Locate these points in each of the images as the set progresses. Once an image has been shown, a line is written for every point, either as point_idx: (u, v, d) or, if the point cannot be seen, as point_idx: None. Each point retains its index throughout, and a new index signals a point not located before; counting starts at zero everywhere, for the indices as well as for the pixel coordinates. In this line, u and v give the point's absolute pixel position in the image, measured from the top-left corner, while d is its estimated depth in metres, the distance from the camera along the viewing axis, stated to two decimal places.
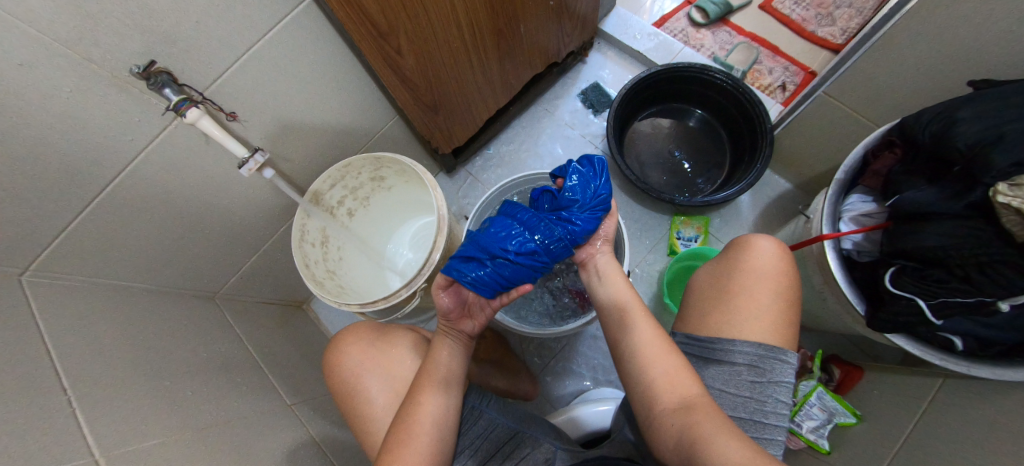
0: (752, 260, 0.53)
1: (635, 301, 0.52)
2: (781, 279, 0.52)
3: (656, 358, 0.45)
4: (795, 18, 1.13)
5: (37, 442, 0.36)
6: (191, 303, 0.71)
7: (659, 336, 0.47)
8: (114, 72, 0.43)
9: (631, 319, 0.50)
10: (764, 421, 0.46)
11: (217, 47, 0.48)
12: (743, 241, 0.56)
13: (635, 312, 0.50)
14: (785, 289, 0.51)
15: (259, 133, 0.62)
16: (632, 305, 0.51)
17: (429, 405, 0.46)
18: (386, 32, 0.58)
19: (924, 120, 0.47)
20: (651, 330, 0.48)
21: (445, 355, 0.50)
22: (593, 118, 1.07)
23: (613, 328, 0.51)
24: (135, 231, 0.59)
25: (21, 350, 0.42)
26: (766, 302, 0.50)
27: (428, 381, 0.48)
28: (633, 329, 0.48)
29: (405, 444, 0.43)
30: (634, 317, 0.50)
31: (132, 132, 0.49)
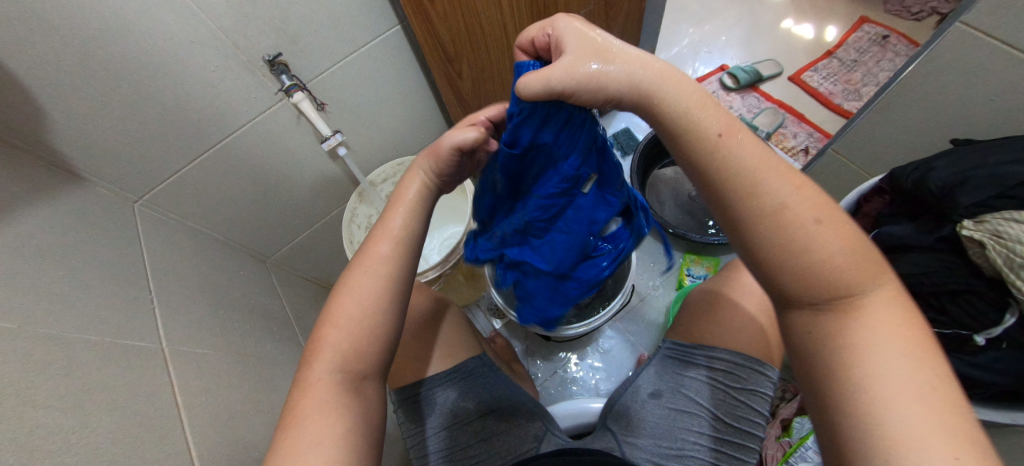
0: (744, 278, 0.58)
1: (750, 146, 0.33)
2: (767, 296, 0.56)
3: (814, 240, 0.31)
4: (822, 91, 1.21)
5: (114, 321, 0.46)
6: (250, 259, 0.83)
7: (802, 203, 0.31)
8: (250, 58, 0.58)
9: (757, 180, 0.32)
10: (739, 424, 0.50)
11: (325, 51, 0.63)
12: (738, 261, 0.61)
13: (756, 169, 0.32)
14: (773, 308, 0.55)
15: (337, 125, 0.75)
16: (755, 163, 0.32)
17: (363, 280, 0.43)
18: (452, 57, 0.72)
19: (909, 168, 0.51)
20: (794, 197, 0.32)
21: (370, 277, 0.43)
22: (621, 157, 1.17)
23: (723, 184, 0.33)
24: (226, 188, 0.72)
25: (125, 258, 0.54)
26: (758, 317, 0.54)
27: (359, 276, 0.43)
28: (763, 189, 0.31)
29: (330, 328, 0.42)
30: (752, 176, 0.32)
31: (248, 105, 0.63)
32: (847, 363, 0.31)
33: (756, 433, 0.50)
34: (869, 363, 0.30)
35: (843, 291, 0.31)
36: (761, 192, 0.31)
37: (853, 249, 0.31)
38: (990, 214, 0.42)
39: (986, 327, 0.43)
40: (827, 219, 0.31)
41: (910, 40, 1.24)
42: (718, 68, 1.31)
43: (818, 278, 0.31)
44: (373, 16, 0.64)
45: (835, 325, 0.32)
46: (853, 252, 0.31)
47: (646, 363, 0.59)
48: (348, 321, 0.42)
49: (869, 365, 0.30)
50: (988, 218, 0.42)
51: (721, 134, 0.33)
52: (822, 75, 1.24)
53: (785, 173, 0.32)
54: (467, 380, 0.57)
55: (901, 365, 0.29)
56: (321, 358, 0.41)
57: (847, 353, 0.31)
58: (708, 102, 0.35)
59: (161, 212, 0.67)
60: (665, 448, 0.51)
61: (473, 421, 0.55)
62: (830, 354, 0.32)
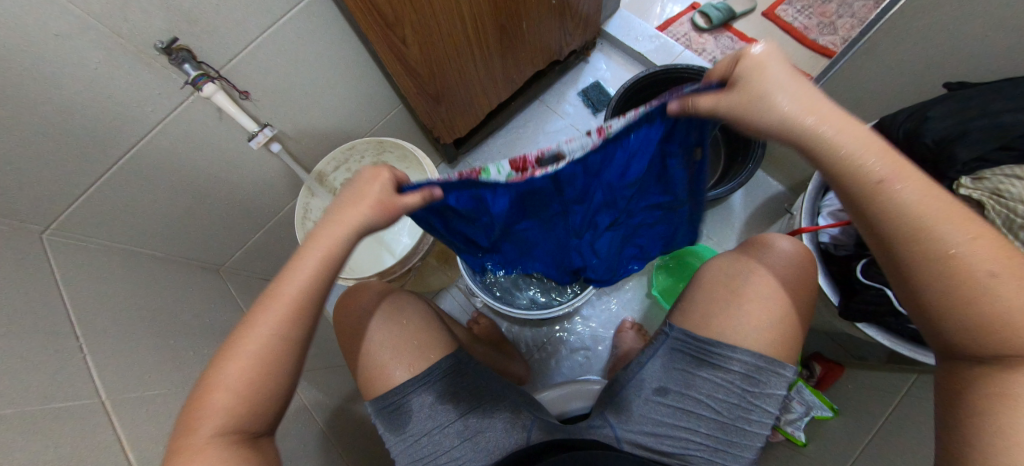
0: (770, 259, 0.54)
1: (918, 179, 0.31)
2: (790, 280, 0.52)
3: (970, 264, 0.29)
4: (797, 26, 1.15)
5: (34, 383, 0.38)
6: (199, 272, 0.75)
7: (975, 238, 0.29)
8: (140, 48, 0.47)
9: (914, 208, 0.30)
10: (745, 426, 0.50)
11: (233, 28, 0.52)
12: (764, 240, 0.56)
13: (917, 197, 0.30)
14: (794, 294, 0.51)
15: (268, 113, 0.65)
16: (910, 188, 0.31)
17: (263, 332, 0.38)
18: (391, 23, 0.61)
19: (900, 118, 0.48)
20: (969, 238, 0.30)
21: (307, 267, 0.39)
22: (593, 115, 1.10)
23: (892, 223, 0.32)
24: (151, 201, 0.63)
25: (38, 300, 0.45)
26: (757, 299, 0.51)
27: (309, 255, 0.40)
28: (936, 225, 0.30)
29: (226, 361, 0.38)
30: (921, 216, 0.30)
31: (152, 104, 0.53)
32: (990, 424, 0.29)
33: (759, 434, 0.50)
34: (1009, 432, 0.28)
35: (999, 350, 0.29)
36: (938, 224, 0.30)
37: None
38: (990, 170, 0.40)
39: None
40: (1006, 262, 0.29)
41: None
42: (689, 6, 1.21)
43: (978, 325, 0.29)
44: None
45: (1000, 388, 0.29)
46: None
47: (651, 353, 0.56)
48: (241, 359, 0.38)
49: (1000, 429, 0.28)
50: (988, 175, 0.39)
51: (883, 179, 0.31)
52: (797, 8, 1.16)
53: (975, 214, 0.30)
54: (446, 380, 0.54)
55: None
56: (220, 379, 0.38)
57: (991, 419, 0.29)
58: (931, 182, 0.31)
59: (73, 238, 0.56)
60: (664, 442, 0.51)
61: (453, 423, 0.52)
62: (983, 417, 0.29)
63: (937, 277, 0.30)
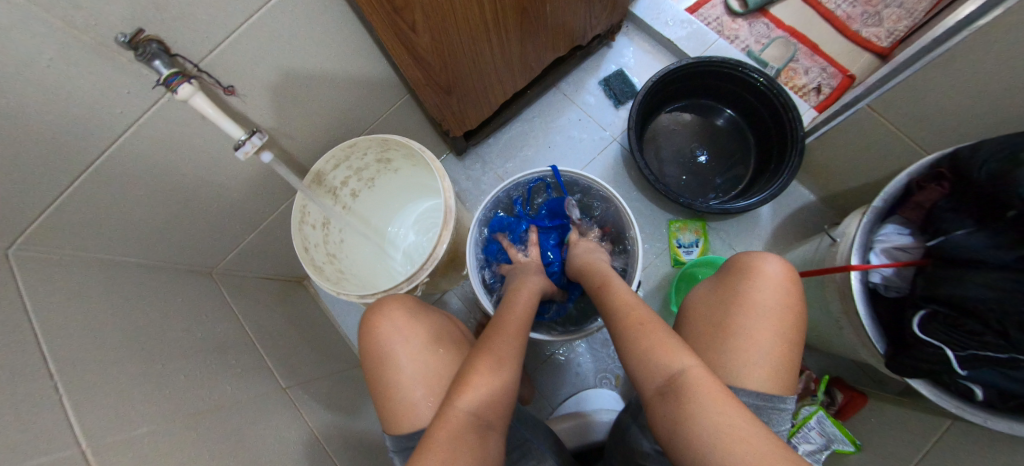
0: (753, 295, 0.48)
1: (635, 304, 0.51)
2: (783, 315, 0.47)
3: (637, 334, 0.46)
4: (839, 15, 1.05)
5: (15, 434, 0.32)
6: (188, 277, 0.69)
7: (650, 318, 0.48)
8: (99, 39, 0.39)
9: (608, 293, 0.56)
10: None
11: (212, 14, 0.44)
12: (747, 266, 0.51)
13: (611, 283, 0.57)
14: (790, 330, 0.46)
15: (259, 110, 0.58)
16: (615, 294, 0.55)
17: (511, 343, 0.49)
18: (399, 8, 0.53)
19: (982, 156, 0.43)
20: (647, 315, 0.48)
21: (524, 302, 0.57)
22: (614, 107, 1.02)
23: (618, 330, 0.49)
24: (129, 206, 0.56)
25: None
26: (743, 328, 0.46)
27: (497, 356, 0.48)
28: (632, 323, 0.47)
29: (482, 357, 0.47)
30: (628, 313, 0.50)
31: (122, 104, 0.46)
32: (697, 431, 0.36)
33: None
34: (713, 429, 0.35)
35: (670, 374, 0.41)
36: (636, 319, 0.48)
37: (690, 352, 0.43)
38: None
39: None
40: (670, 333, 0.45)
41: None
42: None
43: (660, 369, 0.42)
44: None
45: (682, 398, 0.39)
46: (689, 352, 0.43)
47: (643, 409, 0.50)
48: (502, 359, 0.47)
49: (712, 425, 0.35)
50: None
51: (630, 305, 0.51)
52: None
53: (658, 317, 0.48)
54: None
55: (727, 421, 0.35)
56: (472, 391, 0.43)
57: (696, 422, 0.36)
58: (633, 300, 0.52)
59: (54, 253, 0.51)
60: None
61: None
62: (692, 430, 0.37)
63: (635, 342, 0.46)
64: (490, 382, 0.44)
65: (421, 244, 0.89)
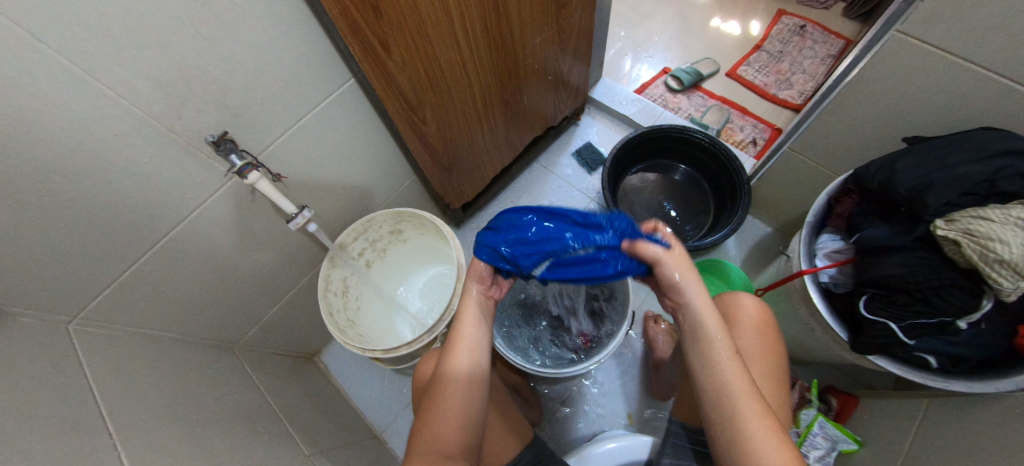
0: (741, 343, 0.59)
1: (737, 371, 0.44)
2: (766, 359, 0.58)
3: (763, 453, 0.40)
4: (757, 83, 1.32)
5: None
6: (213, 353, 0.73)
7: (759, 413, 0.42)
8: (189, 140, 0.51)
9: (729, 384, 0.43)
10: None
11: (274, 120, 0.57)
12: (732, 311, 0.62)
13: (727, 362, 0.45)
14: (774, 369, 0.57)
15: (295, 192, 0.69)
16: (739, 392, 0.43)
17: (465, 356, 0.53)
18: (414, 105, 0.68)
19: (872, 170, 0.56)
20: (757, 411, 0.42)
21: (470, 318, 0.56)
22: (589, 173, 1.19)
23: (710, 401, 0.45)
24: (174, 284, 0.63)
25: (62, 401, 0.41)
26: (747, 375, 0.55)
27: (462, 319, 0.56)
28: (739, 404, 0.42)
29: (440, 398, 0.50)
30: (737, 389, 0.43)
31: (192, 192, 0.56)
32: None
33: None
34: None
35: None
36: (738, 395, 0.43)
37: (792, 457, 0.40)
38: (958, 213, 0.45)
39: (965, 313, 0.47)
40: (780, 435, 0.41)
41: (824, 27, 1.38)
42: (661, 72, 1.39)
43: None
44: (326, 74, 0.59)
45: None
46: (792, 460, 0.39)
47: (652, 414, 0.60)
48: (459, 386, 0.50)
49: None
50: (957, 217, 0.45)
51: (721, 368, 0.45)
52: (755, 69, 1.35)
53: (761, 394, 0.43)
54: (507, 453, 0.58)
55: None
56: (438, 421, 0.48)
57: None
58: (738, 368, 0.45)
59: (101, 326, 0.57)
60: None
61: None
62: None
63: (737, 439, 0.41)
64: (433, 434, 0.47)
65: (430, 306, 0.96)
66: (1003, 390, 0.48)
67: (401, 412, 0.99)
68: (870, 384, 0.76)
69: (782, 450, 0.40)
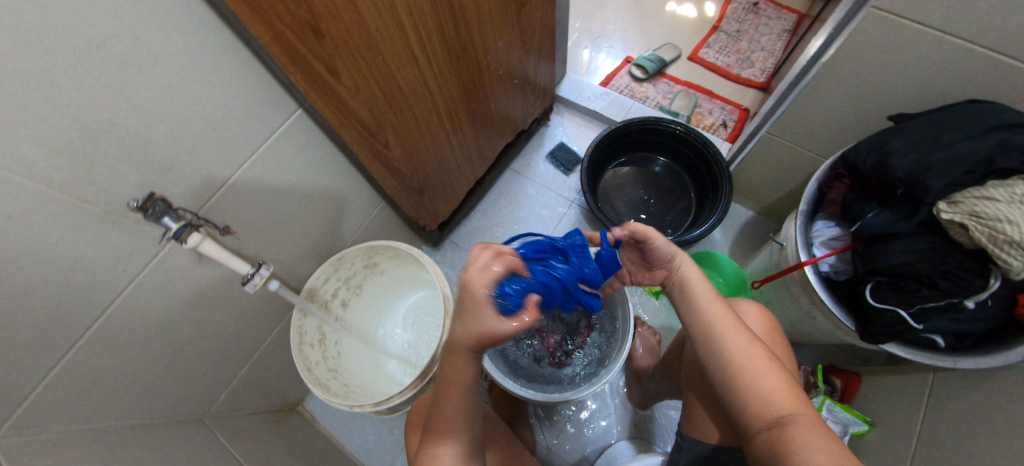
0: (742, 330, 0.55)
1: (723, 312, 0.48)
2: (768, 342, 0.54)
3: (756, 379, 0.42)
4: (720, 65, 1.32)
5: None
6: (182, 429, 0.64)
7: (752, 348, 0.44)
8: (109, 208, 0.42)
9: (753, 371, 0.43)
10: None
11: (215, 167, 0.49)
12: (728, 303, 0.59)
13: (720, 323, 0.47)
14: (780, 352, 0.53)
15: (251, 243, 0.61)
16: (766, 377, 0.42)
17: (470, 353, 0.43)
18: (375, 130, 0.61)
19: (862, 153, 0.55)
20: (741, 345, 0.45)
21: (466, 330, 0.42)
22: (565, 174, 1.15)
23: (699, 345, 0.48)
24: (122, 368, 0.54)
25: None
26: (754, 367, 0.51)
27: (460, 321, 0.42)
28: (727, 341, 0.45)
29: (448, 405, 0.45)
30: (722, 328, 0.47)
31: (124, 263, 0.47)
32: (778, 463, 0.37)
33: None
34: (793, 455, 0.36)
35: (772, 415, 0.40)
36: (723, 333, 0.46)
37: (787, 390, 0.41)
38: (960, 195, 0.45)
39: (972, 293, 0.46)
40: (770, 366, 0.43)
41: (776, 3, 1.39)
42: (624, 61, 1.37)
43: (757, 407, 0.41)
44: (272, 106, 0.51)
45: (775, 443, 0.38)
46: (786, 392, 0.41)
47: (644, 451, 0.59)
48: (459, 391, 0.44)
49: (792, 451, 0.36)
50: (960, 200, 0.44)
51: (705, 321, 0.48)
52: (715, 50, 1.35)
53: (751, 334, 0.46)
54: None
55: (810, 447, 0.36)
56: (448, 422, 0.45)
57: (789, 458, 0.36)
58: (727, 311, 0.49)
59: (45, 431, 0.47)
60: None
61: None
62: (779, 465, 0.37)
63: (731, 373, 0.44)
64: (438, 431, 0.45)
65: (417, 339, 0.90)
66: (1008, 362, 0.47)
67: (401, 452, 0.92)
68: (867, 358, 0.77)
69: (773, 377, 0.42)
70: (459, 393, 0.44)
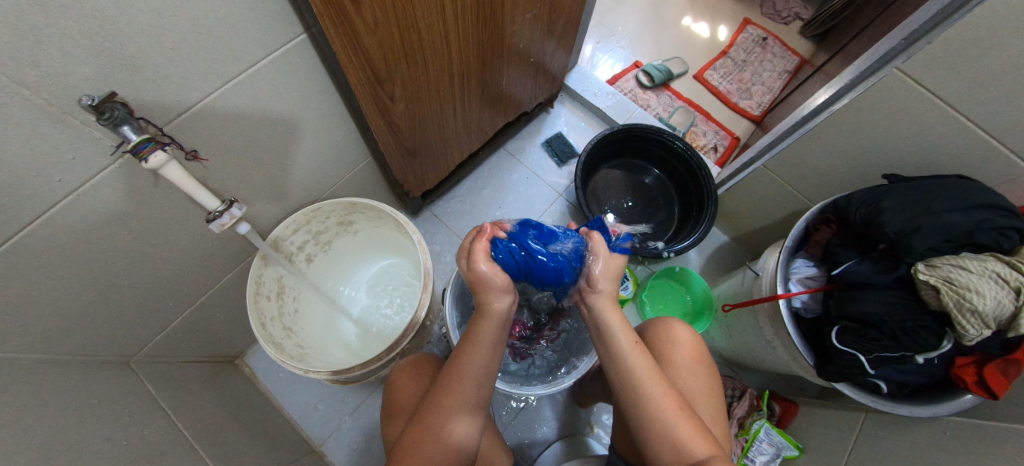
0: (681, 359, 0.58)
1: (640, 354, 0.48)
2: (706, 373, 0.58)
3: (671, 426, 0.43)
4: (721, 89, 1.35)
5: None
6: (104, 370, 0.56)
7: (667, 395, 0.45)
8: (52, 100, 0.34)
9: (666, 421, 0.44)
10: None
11: (195, 78, 0.42)
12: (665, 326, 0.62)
13: (638, 365, 0.48)
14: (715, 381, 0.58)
15: (219, 176, 0.54)
16: (679, 426, 0.43)
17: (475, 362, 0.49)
18: (383, 78, 0.55)
19: (855, 203, 0.58)
20: (656, 391, 0.46)
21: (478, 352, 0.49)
22: (558, 166, 1.13)
23: (616, 383, 0.48)
24: (38, 293, 0.45)
25: None
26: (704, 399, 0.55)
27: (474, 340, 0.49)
28: (644, 386, 0.46)
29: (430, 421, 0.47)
30: (638, 372, 0.47)
31: (62, 171, 0.39)
32: None
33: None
34: None
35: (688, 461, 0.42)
36: (641, 378, 0.47)
37: (701, 435, 0.43)
38: (938, 260, 0.48)
39: (924, 350, 0.49)
40: (685, 413, 0.44)
41: (782, 42, 1.44)
42: (633, 65, 1.36)
43: (671, 452, 0.43)
44: (273, 24, 0.44)
45: None
46: (701, 438, 0.43)
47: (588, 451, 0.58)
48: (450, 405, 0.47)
49: None
50: (937, 264, 0.47)
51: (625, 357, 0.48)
52: (720, 74, 1.37)
53: (665, 378, 0.47)
54: None
55: None
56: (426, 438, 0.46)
57: None
58: (642, 352, 0.49)
59: None
60: None
61: None
62: None
63: (647, 419, 0.45)
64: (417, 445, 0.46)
65: (381, 308, 0.86)
66: (937, 414, 0.52)
67: (345, 420, 0.89)
68: (803, 389, 0.84)
69: (688, 423, 0.44)
70: (451, 404, 0.47)
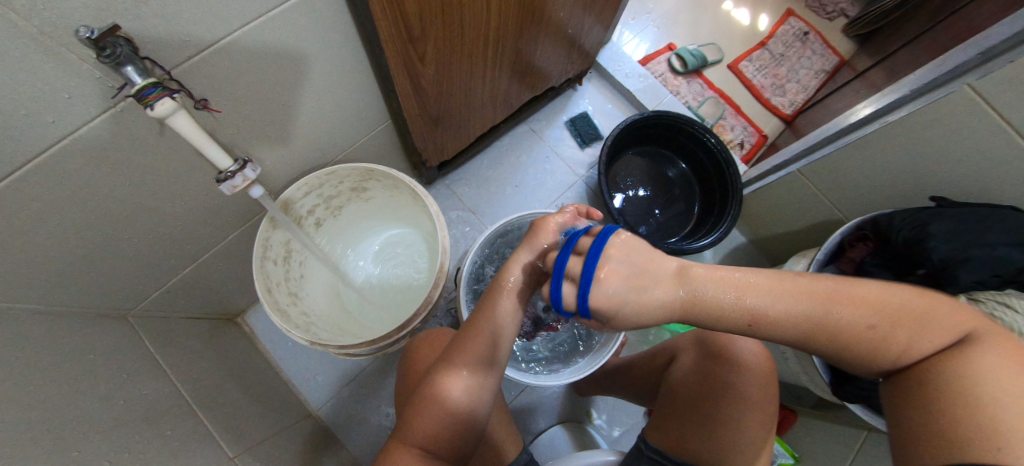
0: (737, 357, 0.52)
1: (786, 280, 0.34)
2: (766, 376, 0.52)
3: (885, 342, 0.33)
4: (755, 83, 1.28)
5: None
6: (101, 324, 0.54)
7: (857, 301, 0.33)
8: (47, 31, 0.29)
9: (878, 340, 0.33)
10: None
11: (210, 19, 0.37)
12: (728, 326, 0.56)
13: (799, 299, 0.34)
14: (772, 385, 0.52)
15: (229, 129, 0.50)
16: (897, 335, 0.33)
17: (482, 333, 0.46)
18: (416, 36, 0.50)
19: (898, 222, 0.56)
20: (845, 311, 0.33)
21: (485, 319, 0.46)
22: (580, 147, 1.08)
23: (787, 337, 0.34)
24: (28, 242, 0.42)
25: None
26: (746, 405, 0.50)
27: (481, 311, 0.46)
28: (833, 315, 0.33)
29: (431, 395, 0.45)
30: (812, 308, 0.34)
31: (56, 112, 0.34)
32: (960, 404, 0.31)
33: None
34: (984, 399, 0.30)
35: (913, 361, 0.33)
36: (822, 310, 0.33)
37: (925, 328, 0.33)
38: (982, 294, 0.46)
39: None
40: (891, 314, 0.33)
41: (824, 39, 1.36)
42: (666, 47, 1.28)
43: (898, 356, 0.34)
44: None
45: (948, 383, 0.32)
46: (928, 330, 0.33)
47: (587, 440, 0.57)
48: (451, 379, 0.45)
49: (982, 397, 0.30)
50: (981, 299, 0.46)
51: (751, 322, 0.34)
52: (755, 66, 1.30)
53: (837, 290, 0.34)
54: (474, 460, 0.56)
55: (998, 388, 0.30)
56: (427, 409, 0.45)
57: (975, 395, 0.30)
58: (785, 280, 0.34)
59: None
60: None
61: None
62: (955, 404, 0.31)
63: (853, 347, 0.33)
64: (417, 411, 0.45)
65: (388, 278, 0.83)
66: None
67: (343, 387, 0.88)
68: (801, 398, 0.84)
69: (898, 328, 0.33)
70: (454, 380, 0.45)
